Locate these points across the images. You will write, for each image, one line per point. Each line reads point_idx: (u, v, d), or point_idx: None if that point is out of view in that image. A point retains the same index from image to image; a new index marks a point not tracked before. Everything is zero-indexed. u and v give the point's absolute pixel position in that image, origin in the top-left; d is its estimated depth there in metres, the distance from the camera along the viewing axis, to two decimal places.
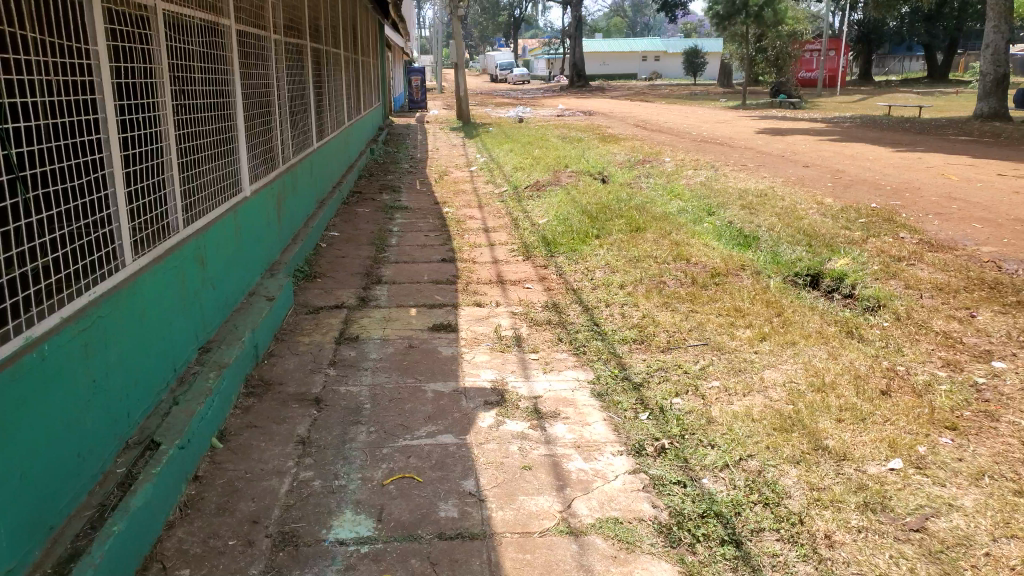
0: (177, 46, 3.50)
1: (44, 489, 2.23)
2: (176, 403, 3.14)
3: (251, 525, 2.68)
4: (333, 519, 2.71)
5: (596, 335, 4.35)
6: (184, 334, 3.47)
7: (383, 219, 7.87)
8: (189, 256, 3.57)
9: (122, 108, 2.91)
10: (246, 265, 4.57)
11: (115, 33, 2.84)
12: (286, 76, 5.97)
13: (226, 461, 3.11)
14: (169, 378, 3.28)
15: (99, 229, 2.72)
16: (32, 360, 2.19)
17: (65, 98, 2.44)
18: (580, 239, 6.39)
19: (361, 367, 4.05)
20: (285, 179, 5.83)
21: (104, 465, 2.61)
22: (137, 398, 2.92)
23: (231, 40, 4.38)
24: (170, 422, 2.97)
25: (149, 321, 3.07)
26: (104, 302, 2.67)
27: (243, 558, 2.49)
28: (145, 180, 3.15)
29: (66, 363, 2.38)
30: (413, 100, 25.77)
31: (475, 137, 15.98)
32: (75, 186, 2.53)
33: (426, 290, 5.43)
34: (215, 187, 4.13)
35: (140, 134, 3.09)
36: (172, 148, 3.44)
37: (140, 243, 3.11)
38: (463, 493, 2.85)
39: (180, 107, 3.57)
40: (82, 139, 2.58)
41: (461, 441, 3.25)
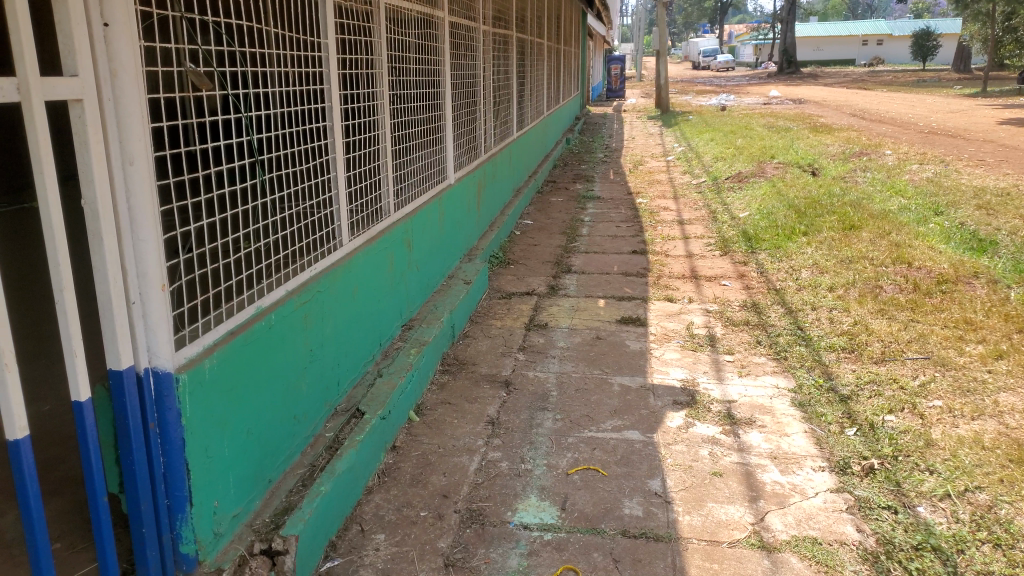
0: (395, 38, 3.70)
1: (266, 446, 2.46)
2: (380, 375, 3.35)
3: (442, 498, 2.79)
4: (518, 502, 2.75)
5: (799, 340, 4.09)
6: (390, 312, 3.69)
7: (577, 209, 7.92)
8: (398, 238, 3.77)
9: (346, 97, 3.12)
10: (447, 250, 4.78)
11: (343, 26, 3.04)
12: (491, 66, 6.15)
13: (421, 435, 3.27)
14: (375, 352, 3.50)
15: (322, 211, 2.95)
16: (262, 327, 2.41)
17: (297, 88, 2.65)
18: (785, 235, 6.04)
19: (549, 354, 4.09)
20: (486, 168, 6.02)
21: (315, 428, 2.84)
22: (346, 369, 3.15)
23: (444, 32, 4.57)
24: (374, 393, 3.16)
25: (361, 298, 3.28)
26: (323, 278, 2.89)
27: (433, 530, 2.60)
28: (363, 165, 3.37)
29: (289, 333, 2.60)
30: (612, 89, 25.70)
31: (673, 126, 15.65)
32: (303, 171, 2.75)
33: (617, 281, 5.37)
34: (423, 173, 4.34)
35: (360, 122, 3.30)
36: (386, 135, 3.65)
37: (355, 225, 3.33)
38: (649, 492, 2.79)
39: (397, 97, 3.78)
40: (311, 126, 2.79)
41: (648, 439, 3.18)
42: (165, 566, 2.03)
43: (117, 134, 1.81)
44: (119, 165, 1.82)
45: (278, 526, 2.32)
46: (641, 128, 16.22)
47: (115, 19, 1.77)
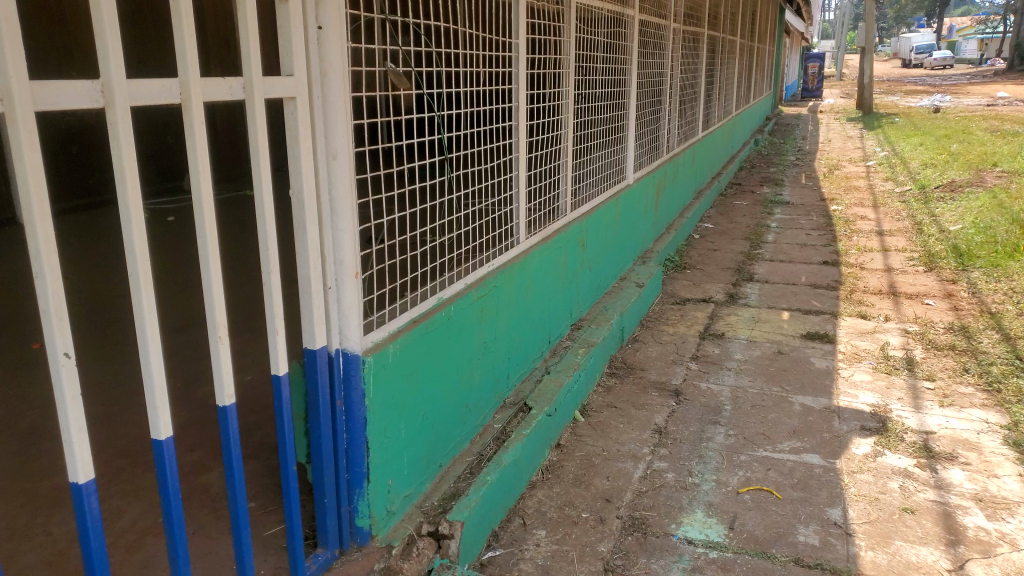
0: (584, 37, 3.70)
1: (439, 432, 2.56)
2: (548, 372, 3.39)
3: (604, 502, 2.77)
4: (683, 516, 2.67)
5: (1016, 372, 3.65)
6: (561, 310, 3.72)
7: (762, 214, 7.57)
8: (573, 238, 3.79)
9: (532, 97, 3.17)
10: (622, 251, 4.74)
11: (533, 26, 3.09)
12: (679, 65, 6.00)
13: (586, 435, 3.26)
14: (543, 349, 3.54)
15: (502, 207, 3.02)
16: (442, 317, 2.51)
17: (487, 87, 2.72)
18: (1005, 253, 5.41)
19: (723, 366, 3.94)
20: (668, 168, 5.89)
21: (484, 419, 2.92)
22: (516, 364, 3.21)
23: (634, 30, 4.51)
24: (541, 389, 3.20)
25: (534, 295, 3.33)
26: (500, 274, 2.96)
27: (594, 533, 2.59)
28: (543, 163, 3.41)
29: (466, 324, 2.68)
30: (808, 89, 24.38)
31: (876, 129, 14.54)
32: (487, 168, 2.83)
33: (802, 293, 5.07)
34: (602, 174, 4.33)
35: (543, 121, 3.34)
36: (569, 135, 3.67)
37: (533, 223, 3.38)
38: (828, 521, 2.61)
39: (581, 97, 3.79)
40: (497, 124, 2.87)
41: (829, 465, 2.97)
42: (342, 537, 2.16)
43: (324, 130, 1.95)
44: (324, 159, 1.96)
45: (446, 510, 2.41)
46: (839, 130, 15.23)
47: (329, 21, 1.90)
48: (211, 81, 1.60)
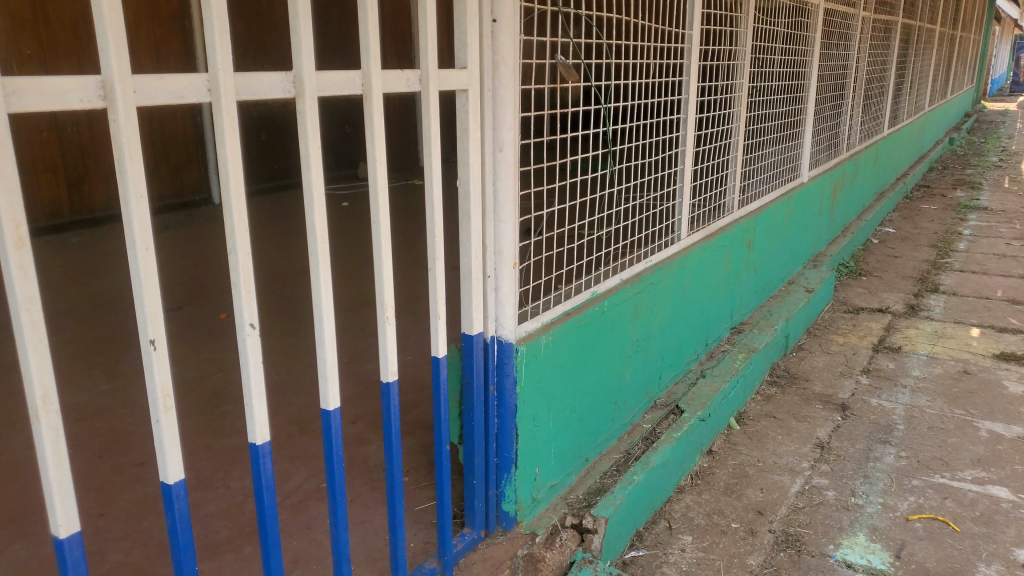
0: (763, 28, 3.54)
1: (587, 426, 2.56)
2: (703, 375, 3.29)
3: (756, 514, 2.65)
4: (843, 537, 2.51)
5: None
6: (721, 312, 3.59)
7: (953, 220, 6.92)
8: (738, 238, 3.65)
9: (703, 90, 3.08)
10: (791, 254, 4.50)
11: (708, 17, 2.99)
12: (867, 56, 5.60)
13: (740, 444, 3.14)
14: (700, 351, 3.44)
15: (665, 203, 2.96)
16: (596, 311, 2.50)
17: (657, 80, 2.68)
18: None
19: (898, 382, 3.66)
20: (847, 167, 5.53)
21: (633, 418, 2.89)
22: (669, 364, 3.14)
23: (818, 20, 4.26)
24: (695, 392, 3.12)
25: (693, 295, 3.24)
26: (658, 271, 2.90)
27: (743, 545, 2.49)
28: (710, 160, 3.31)
29: (620, 320, 2.66)
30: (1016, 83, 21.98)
31: None
32: (652, 163, 2.78)
33: (998, 309, 4.59)
34: (773, 172, 4.13)
35: (714, 116, 3.24)
36: (740, 130, 3.53)
37: (696, 220, 3.29)
38: (1014, 563, 2.36)
39: (755, 91, 3.64)
40: (665, 118, 2.81)
41: (1019, 501, 2.68)
42: (488, 519, 2.22)
43: (492, 122, 2.00)
44: (491, 151, 2.01)
45: (590, 504, 2.41)
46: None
47: (502, 15, 1.94)
48: (391, 74, 1.68)
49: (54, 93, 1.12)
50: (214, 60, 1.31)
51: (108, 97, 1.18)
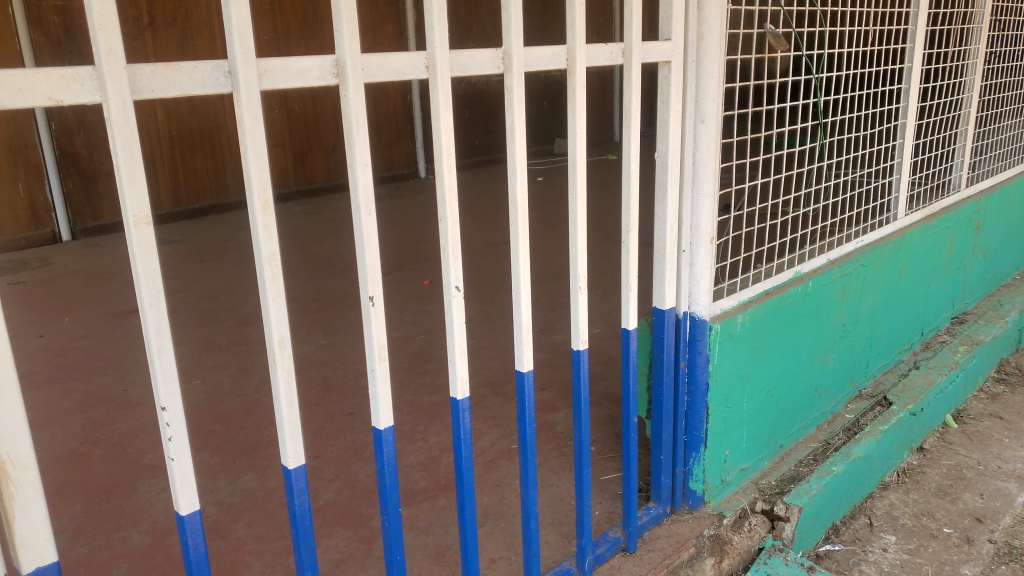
0: None
1: (783, 411, 2.45)
2: (917, 367, 3.03)
3: (974, 522, 2.43)
4: None
5: None
6: (941, 300, 3.27)
7: None
8: (966, 219, 3.28)
9: (931, 56, 2.79)
10: None
11: None
12: None
13: (957, 444, 2.86)
14: (914, 341, 3.16)
15: (879, 179, 2.73)
16: (799, 292, 2.37)
17: (878, 46, 2.46)
18: None
19: None
20: None
21: (836, 407, 2.72)
22: (878, 353, 2.91)
23: None
24: (906, 385, 2.88)
25: (909, 280, 2.97)
26: (870, 252, 2.69)
27: (956, 553, 2.30)
28: (935, 133, 3.01)
29: (825, 302, 2.50)
30: None
31: None
32: (867, 136, 2.57)
33: None
34: (1011, 146, 3.68)
35: (942, 84, 2.93)
36: (973, 99, 3.17)
37: (915, 198, 3.01)
38: None
39: (992, 56, 3.24)
40: (885, 88, 2.59)
41: None
42: (674, 496, 2.20)
43: (695, 93, 1.94)
44: (691, 123, 1.96)
45: (783, 492, 2.33)
46: None
47: None
48: (595, 47, 1.68)
49: (297, 72, 1.25)
50: (432, 38, 1.39)
51: (340, 74, 1.29)
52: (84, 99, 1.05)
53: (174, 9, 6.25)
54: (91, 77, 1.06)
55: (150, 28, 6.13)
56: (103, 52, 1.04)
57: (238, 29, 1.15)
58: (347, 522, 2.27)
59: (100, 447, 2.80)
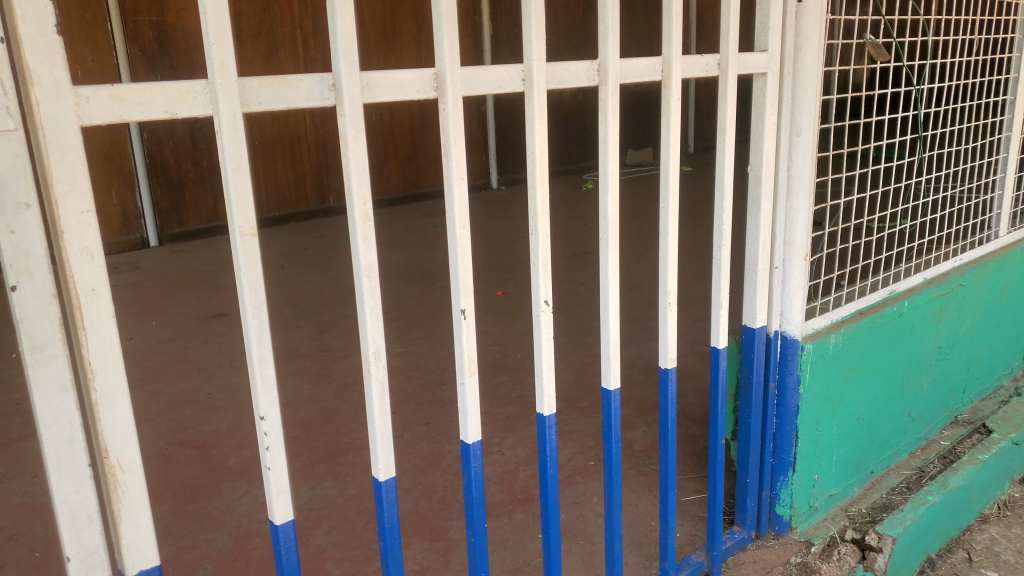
0: None
1: (875, 435, 2.34)
2: (1018, 394, 2.86)
3: None
4: None
5: None
6: None
7: None
8: None
9: None
10: None
11: None
12: None
13: None
14: (1015, 365, 2.99)
15: (982, 195, 2.59)
16: (895, 312, 2.26)
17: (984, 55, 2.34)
18: None
19: None
20: None
21: (931, 433, 2.59)
22: (977, 377, 2.76)
23: None
24: (1007, 412, 2.73)
25: (1010, 301, 2.81)
26: (971, 271, 2.55)
27: None
28: None
29: (922, 323, 2.38)
30: None
31: None
32: (971, 149, 2.44)
33: None
34: None
35: None
36: None
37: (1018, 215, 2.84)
38: None
39: None
40: (990, 99, 2.45)
41: None
42: (760, 521, 2.13)
43: (791, 105, 1.87)
44: (786, 136, 1.89)
45: (876, 521, 2.23)
46: None
47: None
48: (690, 58, 1.65)
49: (397, 85, 1.27)
50: (529, 50, 1.39)
51: (439, 88, 1.30)
52: (197, 113, 1.08)
53: (260, 23, 6.46)
54: (204, 91, 1.08)
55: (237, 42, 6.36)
56: (217, 65, 1.06)
57: (344, 43, 1.16)
58: (425, 534, 2.27)
59: (186, 449, 2.88)
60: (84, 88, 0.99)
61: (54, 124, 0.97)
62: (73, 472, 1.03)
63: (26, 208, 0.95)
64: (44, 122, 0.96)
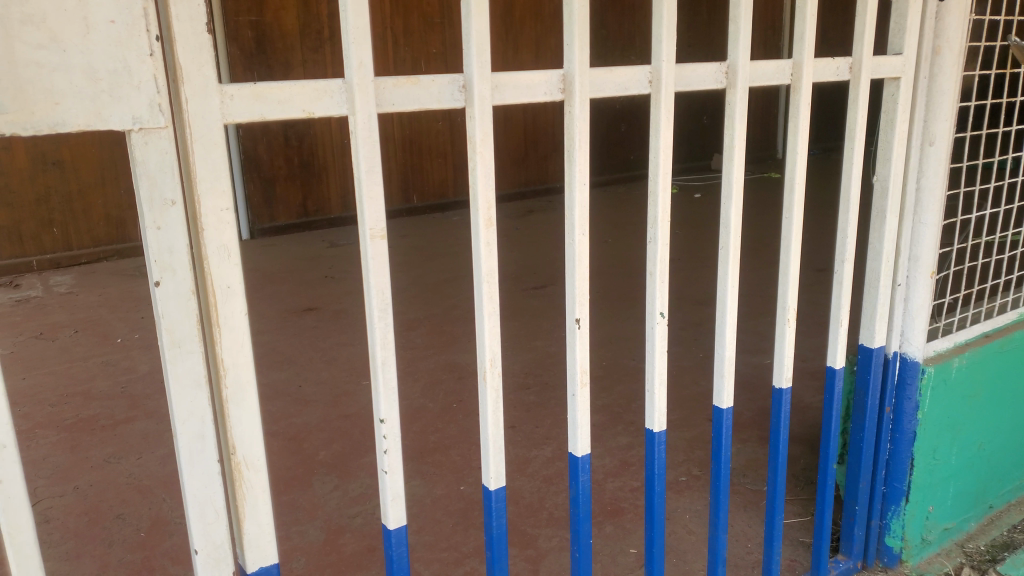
0: None
1: (996, 467, 2.19)
2: None
3: None
4: None
5: None
6: None
7: None
8: None
9: None
10: None
11: None
12: None
13: None
14: None
15: None
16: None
17: None
18: None
19: None
20: None
21: None
22: None
23: None
24: None
25: None
26: None
27: None
28: None
29: None
30: None
31: None
32: None
33: None
34: None
35: None
36: None
37: None
38: None
39: None
40: None
41: None
42: (868, 552, 2.02)
43: (925, 112, 1.76)
44: (918, 145, 1.78)
45: (995, 560, 2.09)
46: None
47: None
48: (822, 61, 1.56)
49: (525, 87, 1.24)
50: (659, 52, 1.35)
51: (567, 90, 1.27)
52: (333, 112, 1.07)
53: None
54: (341, 90, 1.07)
55: (330, 42, 6.52)
56: (355, 65, 1.05)
57: (477, 43, 1.15)
58: (514, 540, 2.24)
59: (278, 439, 2.95)
60: (229, 86, 0.99)
61: (201, 121, 0.98)
62: (204, 467, 1.05)
63: (171, 204, 0.97)
64: (191, 120, 0.97)
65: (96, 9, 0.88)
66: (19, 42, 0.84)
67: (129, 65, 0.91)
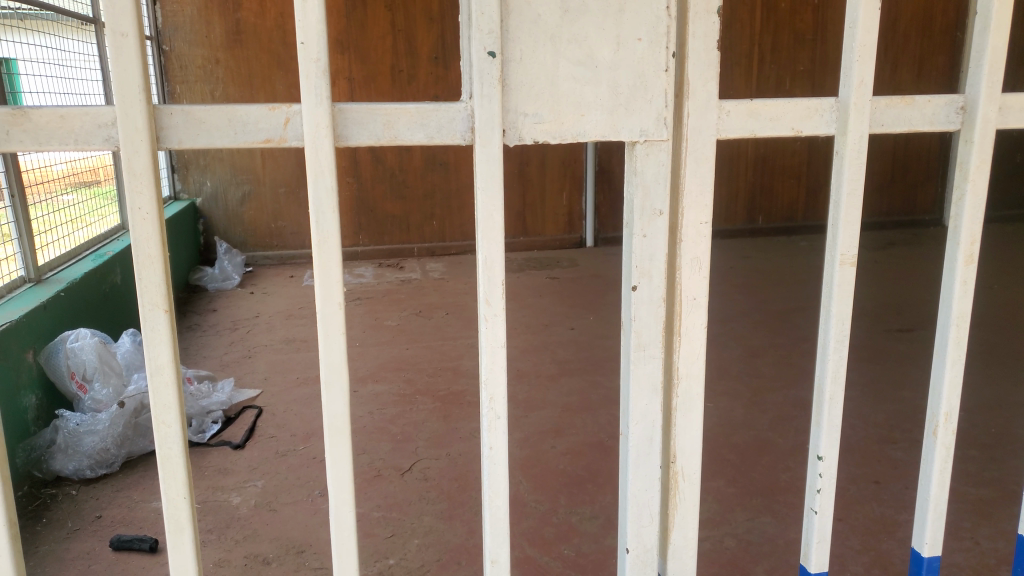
0: None
1: None
2: None
3: None
4: None
5: None
6: None
7: None
8: None
9: None
10: None
11: None
12: None
13: None
14: None
15: None
16: None
17: None
18: None
19: None
20: None
21: None
22: None
23: None
24: None
25: None
26: None
27: None
28: None
29: None
30: None
31: None
32: None
33: None
34: None
35: None
36: None
37: None
38: None
39: None
40: None
41: None
42: None
43: None
44: None
45: None
46: None
47: None
48: None
49: None
50: None
51: None
52: (822, 132, 1.03)
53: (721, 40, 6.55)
54: (832, 109, 1.02)
55: None
56: (856, 83, 1.00)
57: (990, 61, 1.03)
58: None
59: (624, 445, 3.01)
60: (728, 103, 1.01)
61: (698, 135, 1.01)
62: (648, 470, 1.08)
63: (659, 214, 1.01)
64: (689, 133, 1.01)
65: (630, 28, 0.96)
66: (563, 58, 0.95)
67: (647, 80, 0.97)
